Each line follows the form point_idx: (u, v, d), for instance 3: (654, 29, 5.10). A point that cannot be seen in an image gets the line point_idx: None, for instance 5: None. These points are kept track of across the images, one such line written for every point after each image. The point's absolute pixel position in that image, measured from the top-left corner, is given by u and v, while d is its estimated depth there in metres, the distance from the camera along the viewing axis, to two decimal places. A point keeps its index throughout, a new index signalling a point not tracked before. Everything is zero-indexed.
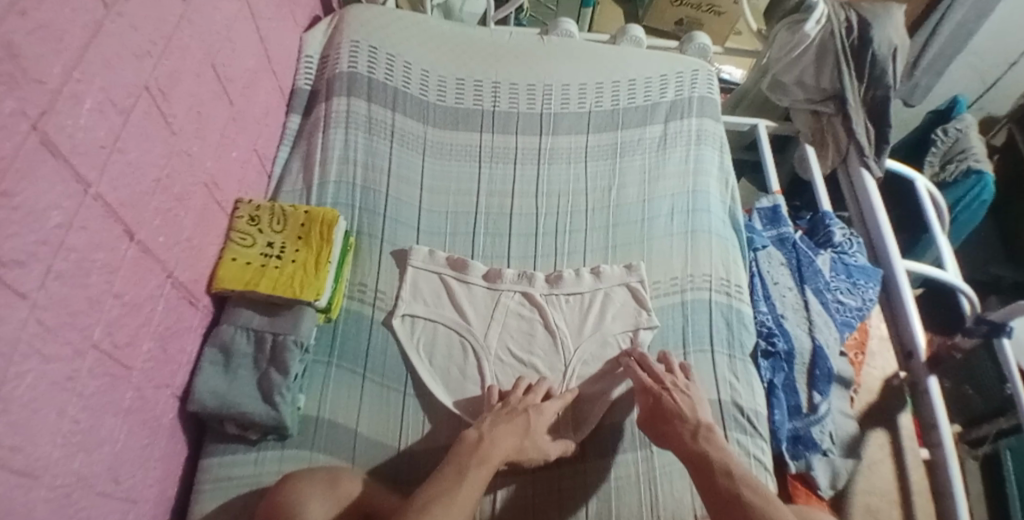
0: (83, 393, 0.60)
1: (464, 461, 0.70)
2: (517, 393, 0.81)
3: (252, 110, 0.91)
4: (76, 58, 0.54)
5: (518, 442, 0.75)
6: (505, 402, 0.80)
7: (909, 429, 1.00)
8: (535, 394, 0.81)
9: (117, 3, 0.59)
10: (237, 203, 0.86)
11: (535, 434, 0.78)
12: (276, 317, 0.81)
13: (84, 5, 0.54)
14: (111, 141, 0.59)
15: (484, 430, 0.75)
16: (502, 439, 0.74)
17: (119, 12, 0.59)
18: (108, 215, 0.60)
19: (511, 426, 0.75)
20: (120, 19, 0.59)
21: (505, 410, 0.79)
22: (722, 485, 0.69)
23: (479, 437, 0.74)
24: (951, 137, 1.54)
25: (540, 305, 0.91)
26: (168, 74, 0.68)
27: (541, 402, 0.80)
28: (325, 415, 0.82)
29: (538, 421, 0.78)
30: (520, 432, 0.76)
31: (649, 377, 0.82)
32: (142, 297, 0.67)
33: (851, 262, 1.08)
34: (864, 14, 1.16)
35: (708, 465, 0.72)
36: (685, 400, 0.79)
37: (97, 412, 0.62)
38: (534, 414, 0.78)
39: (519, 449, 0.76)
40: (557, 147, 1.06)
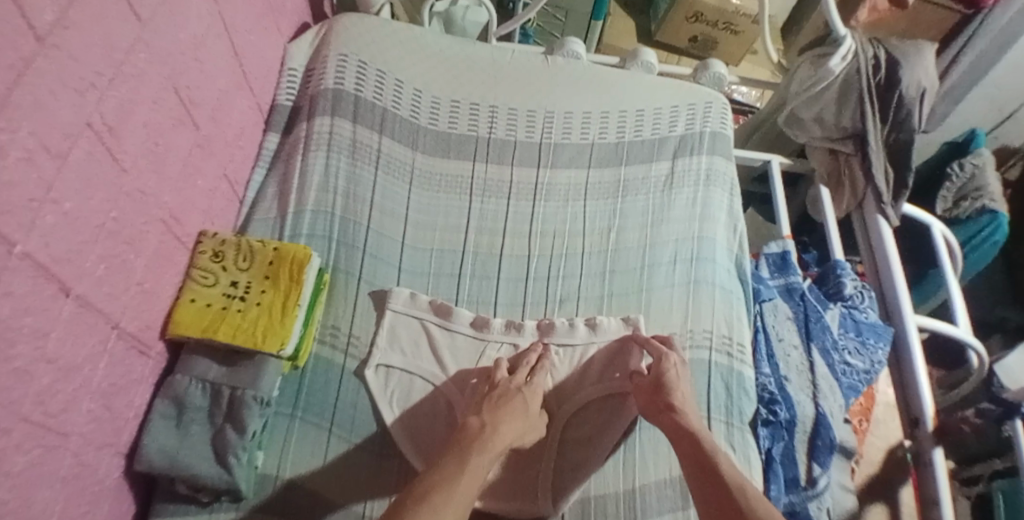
0: (11, 472, 0.52)
1: (464, 451, 0.67)
2: (503, 371, 0.79)
3: (222, 132, 0.83)
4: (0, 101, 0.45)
5: (520, 428, 0.73)
6: (493, 383, 0.78)
7: (910, 506, 0.97)
8: (524, 370, 0.80)
9: (54, 33, 0.50)
10: (201, 236, 0.79)
11: (532, 417, 0.76)
12: (235, 368, 0.75)
13: (13, 42, 0.46)
14: (43, 192, 0.51)
15: (486, 418, 0.72)
16: (504, 424, 0.71)
17: (55, 44, 0.51)
18: (39, 275, 0.52)
19: (511, 410, 0.74)
20: (56, 52, 0.51)
21: (496, 397, 0.75)
22: (725, 464, 0.67)
23: (481, 425, 0.71)
24: (967, 173, 1.44)
25: (521, 354, 0.83)
26: (116, 107, 0.60)
27: (530, 381, 0.79)
28: (285, 474, 0.75)
29: (531, 399, 0.77)
30: (519, 414, 0.74)
31: (666, 348, 0.81)
32: (80, 358, 0.60)
33: (862, 318, 1.01)
34: (893, 51, 1.08)
35: (709, 451, 0.69)
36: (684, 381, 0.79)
37: (30, 488, 0.55)
38: (528, 395, 0.77)
39: (523, 433, 0.74)
40: (555, 183, 0.99)
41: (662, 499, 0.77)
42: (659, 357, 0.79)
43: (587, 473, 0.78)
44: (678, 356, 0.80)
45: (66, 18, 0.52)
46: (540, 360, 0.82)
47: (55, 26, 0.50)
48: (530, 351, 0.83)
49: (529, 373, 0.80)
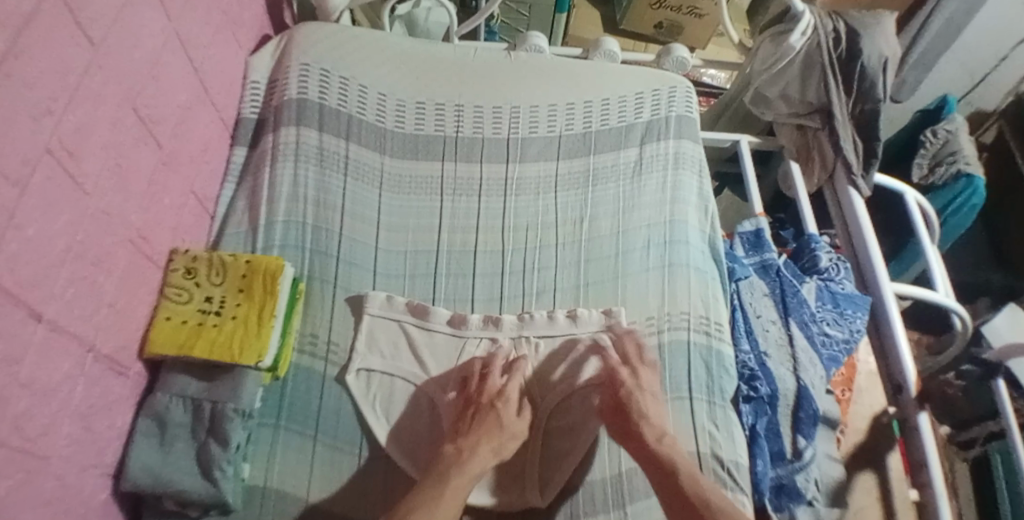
0: None
1: (445, 473, 0.70)
2: (477, 383, 0.80)
3: (186, 149, 0.84)
4: None
5: (493, 448, 0.74)
6: (468, 399, 0.79)
7: (898, 470, 0.95)
8: (499, 377, 0.81)
9: (7, 61, 0.51)
10: (173, 254, 0.79)
11: (509, 428, 0.77)
12: (214, 382, 0.75)
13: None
14: (6, 219, 0.52)
15: (462, 444, 0.74)
16: (479, 445, 0.73)
17: (7, 72, 0.51)
18: (8, 301, 0.52)
19: (484, 430, 0.75)
20: (9, 80, 0.51)
21: (472, 416, 0.77)
22: (686, 477, 0.70)
23: (457, 450, 0.73)
24: (940, 139, 1.44)
25: (489, 357, 0.83)
26: (75, 130, 0.60)
27: (502, 390, 0.79)
28: (273, 485, 0.75)
29: (506, 411, 0.77)
30: (494, 431, 0.75)
31: (625, 368, 0.80)
32: (55, 382, 0.60)
33: (838, 290, 1.02)
34: (853, 23, 1.10)
35: (672, 468, 0.71)
36: (651, 401, 0.78)
37: (16, 513, 0.55)
38: (500, 409, 0.77)
39: (500, 447, 0.75)
40: (525, 177, 1.00)
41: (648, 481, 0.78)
42: (616, 377, 0.79)
43: (572, 461, 0.79)
44: (631, 368, 0.81)
45: (18, 45, 0.52)
46: (512, 367, 0.82)
47: (7, 55, 0.51)
48: (498, 358, 0.83)
49: (505, 379, 0.81)
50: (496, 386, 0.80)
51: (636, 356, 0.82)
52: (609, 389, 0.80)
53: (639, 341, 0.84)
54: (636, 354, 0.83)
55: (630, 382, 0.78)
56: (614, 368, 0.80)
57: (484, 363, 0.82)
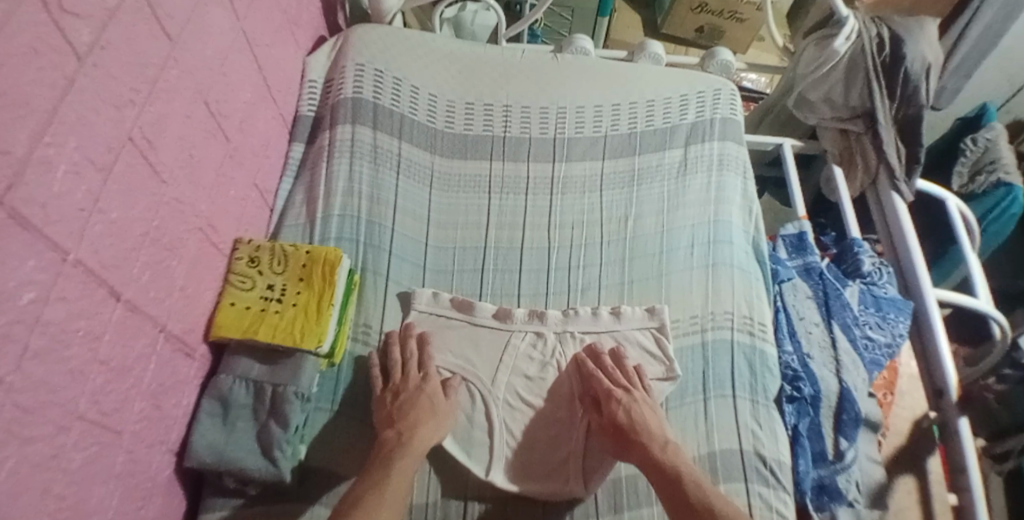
0: (68, 468, 0.56)
1: (389, 456, 0.72)
2: (398, 375, 0.82)
3: (250, 144, 0.87)
4: (45, 121, 0.49)
5: (434, 426, 0.77)
6: (394, 391, 0.80)
7: (938, 473, 0.95)
8: (413, 367, 0.82)
9: (93, 52, 0.55)
10: (237, 243, 0.83)
11: (441, 409, 0.79)
12: (276, 365, 0.78)
13: (53, 61, 0.50)
14: (91, 203, 0.55)
15: (402, 427, 0.75)
16: (420, 426, 0.76)
17: (94, 63, 0.55)
18: (90, 280, 0.56)
19: (420, 412, 0.77)
20: (95, 71, 0.55)
21: (402, 403, 0.78)
22: (687, 476, 0.71)
23: (397, 434, 0.75)
24: (981, 147, 1.42)
25: (402, 343, 0.86)
26: (153, 121, 0.64)
27: (426, 377, 0.82)
28: (326, 467, 0.79)
29: (434, 392, 0.80)
30: (427, 414, 0.77)
31: (617, 387, 0.81)
32: (130, 359, 0.63)
33: (881, 294, 1.03)
34: (896, 29, 1.10)
35: (675, 475, 0.71)
36: (650, 412, 0.79)
37: (87, 482, 0.59)
38: (432, 394, 0.80)
39: (438, 428, 0.77)
40: (571, 176, 1.02)
41: None
42: (605, 396, 0.80)
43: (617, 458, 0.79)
44: (625, 387, 0.81)
45: (102, 38, 0.56)
46: (424, 350, 0.85)
47: (93, 46, 0.55)
48: (410, 342, 0.85)
49: (423, 367, 0.83)
50: (419, 372, 0.82)
51: (616, 371, 0.83)
52: (595, 410, 0.82)
53: (627, 365, 0.84)
54: (624, 376, 0.83)
55: (622, 400, 0.79)
56: (597, 387, 0.82)
57: (401, 356, 0.84)
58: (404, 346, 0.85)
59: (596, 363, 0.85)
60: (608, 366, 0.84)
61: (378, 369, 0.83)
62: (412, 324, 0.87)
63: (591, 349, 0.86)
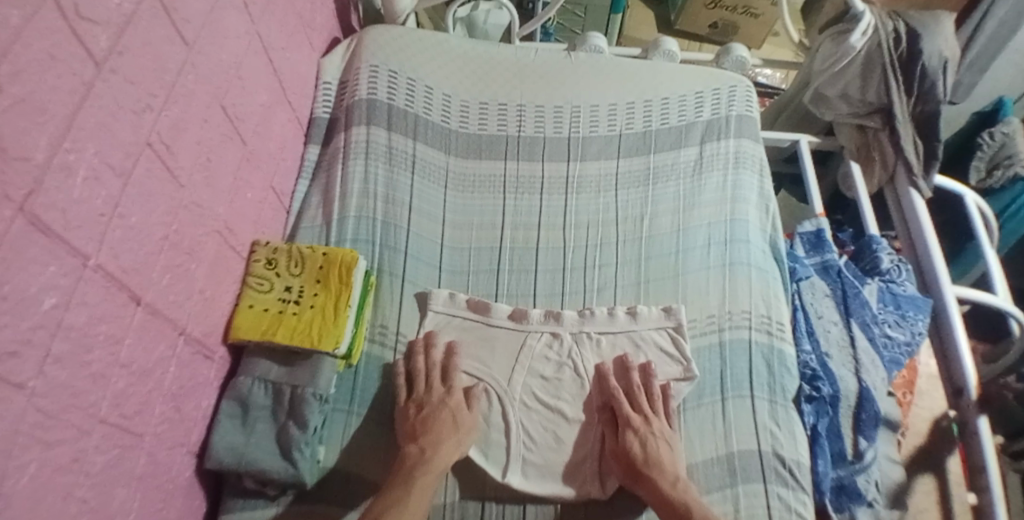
0: (90, 471, 0.57)
1: (410, 474, 0.74)
2: (419, 388, 0.82)
3: (266, 146, 0.88)
4: (64, 127, 0.49)
5: (455, 441, 0.78)
6: (417, 404, 0.81)
7: (957, 474, 0.93)
8: (438, 381, 0.83)
9: (110, 58, 0.55)
10: (255, 245, 0.84)
11: (464, 424, 0.80)
12: (294, 367, 0.79)
13: (71, 68, 0.50)
14: (111, 207, 0.56)
15: (425, 443, 0.76)
16: (443, 443, 0.76)
17: (112, 69, 0.55)
18: (111, 285, 0.57)
19: (441, 426, 0.78)
20: (113, 76, 0.55)
21: (424, 416, 0.79)
22: (698, 512, 0.72)
23: (420, 450, 0.76)
24: (997, 142, 1.37)
25: (429, 353, 0.86)
26: (171, 126, 0.64)
27: (451, 389, 0.82)
28: (345, 468, 0.79)
29: (460, 410, 0.81)
30: (449, 429, 0.78)
31: (637, 414, 0.80)
32: (151, 362, 0.64)
33: (900, 291, 1.01)
34: (912, 23, 1.08)
35: (686, 512, 0.72)
36: (665, 445, 0.79)
37: (109, 484, 0.59)
38: (456, 407, 0.81)
39: (462, 441, 0.79)
40: (586, 175, 1.01)
41: (709, 477, 0.81)
42: (623, 421, 0.80)
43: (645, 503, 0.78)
44: (643, 413, 0.81)
45: (119, 44, 0.56)
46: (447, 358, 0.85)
47: (110, 52, 0.55)
48: (433, 351, 0.85)
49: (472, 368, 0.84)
50: (443, 386, 0.83)
51: (642, 392, 0.83)
52: (612, 425, 0.82)
53: (652, 388, 0.84)
54: (648, 401, 0.83)
55: (638, 431, 0.79)
56: (618, 407, 0.82)
57: (424, 366, 0.84)
58: (417, 356, 0.85)
59: (626, 385, 0.84)
60: (636, 385, 0.84)
61: (402, 377, 0.84)
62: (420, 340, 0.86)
63: (623, 360, 0.87)
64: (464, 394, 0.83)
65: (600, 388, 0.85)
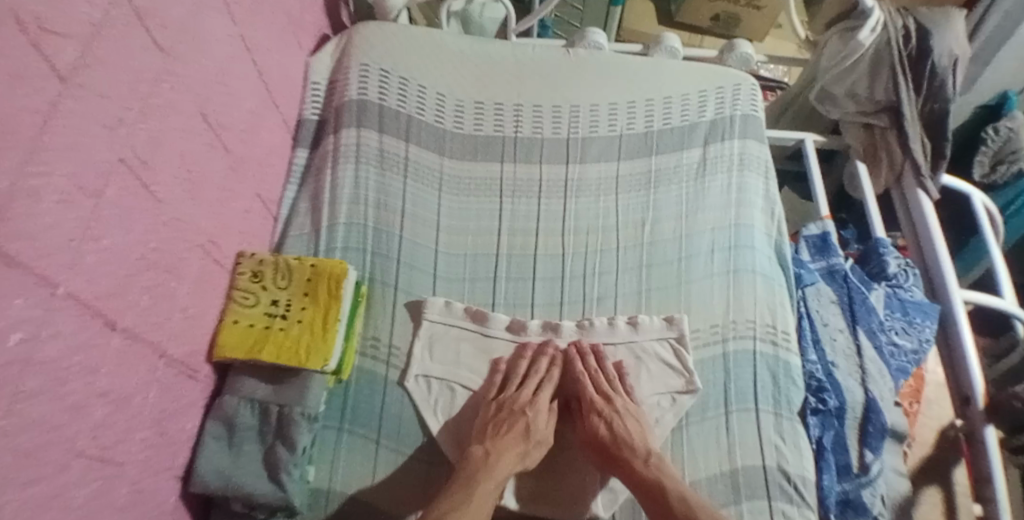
0: (71, 507, 0.53)
1: (471, 480, 0.72)
2: (510, 388, 0.82)
3: (253, 154, 0.84)
4: (31, 148, 0.46)
5: (519, 453, 0.76)
6: (500, 402, 0.81)
7: (963, 485, 0.92)
8: (530, 385, 0.82)
9: (78, 72, 0.51)
10: (239, 257, 0.80)
11: (536, 435, 0.78)
12: (282, 386, 0.76)
13: (36, 85, 0.46)
14: (82, 231, 0.52)
15: (490, 446, 0.75)
16: (508, 449, 0.75)
17: (80, 83, 0.51)
18: (84, 313, 0.53)
19: (512, 436, 0.76)
20: (82, 91, 0.51)
21: (502, 420, 0.78)
22: (672, 490, 0.72)
23: (484, 453, 0.75)
24: (1002, 137, 1.31)
25: (535, 359, 0.85)
26: (147, 139, 0.60)
27: (535, 397, 0.81)
28: (337, 487, 0.76)
29: (534, 419, 0.79)
30: (517, 440, 0.76)
31: (597, 395, 0.81)
32: (131, 388, 0.61)
33: (907, 297, 0.98)
34: (923, 20, 1.04)
35: (660, 491, 0.72)
36: (632, 422, 0.79)
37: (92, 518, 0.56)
38: (531, 417, 0.79)
39: (525, 456, 0.76)
40: (585, 178, 0.98)
41: (714, 492, 0.78)
42: (586, 403, 0.81)
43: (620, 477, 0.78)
44: (604, 394, 0.81)
45: (88, 56, 0.52)
46: (550, 371, 0.84)
47: (77, 65, 0.51)
48: (543, 360, 0.84)
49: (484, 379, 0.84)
50: (533, 393, 0.82)
51: (597, 372, 0.84)
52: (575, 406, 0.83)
53: (610, 369, 0.84)
54: (608, 381, 0.83)
55: (602, 412, 0.79)
56: (581, 391, 0.83)
57: (525, 368, 0.84)
58: (522, 359, 0.85)
59: (585, 362, 0.85)
60: (592, 368, 0.84)
61: (503, 371, 0.84)
62: (497, 360, 0.85)
63: (576, 346, 0.86)
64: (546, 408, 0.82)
65: (571, 371, 0.86)
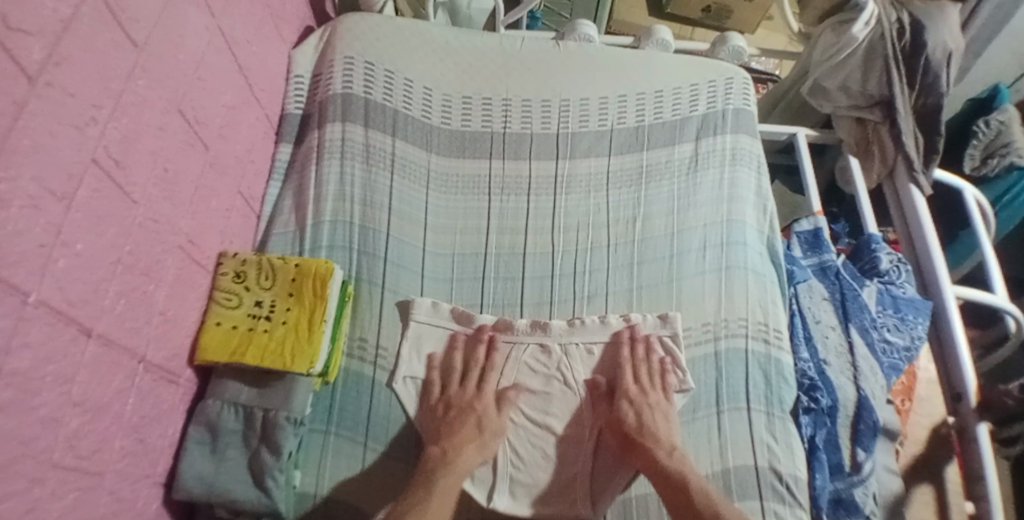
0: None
1: (430, 475, 0.71)
2: (454, 385, 0.81)
3: (233, 150, 0.81)
4: None
5: (477, 446, 0.75)
6: (447, 403, 0.79)
7: (956, 483, 0.92)
8: (473, 380, 0.81)
9: (46, 71, 0.48)
10: (221, 257, 0.78)
11: (490, 427, 0.77)
12: (267, 389, 0.74)
13: (2, 85, 0.43)
14: (53, 235, 0.50)
15: (446, 445, 0.74)
16: (466, 449, 0.74)
17: (48, 82, 0.48)
18: (56, 321, 0.51)
19: (465, 431, 0.75)
20: (50, 90, 0.49)
21: (453, 418, 0.77)
22: (694, 484, 0.70)
23: (441, 452, 0.73)
24: (993, 130, 1.31)
25: (470, 349, 0.84)
26: (120, 138, 0.58)
27: (480, 390, 0.80)
28: (322, 492, 0.75)
29: (484, 411, 0.78)
30: (472, 432, 0.75)
31: (634, 385, 0.80)
32: (108, 396, 0.59)
33: (899, 294, 0.97)
34: (917, 14, 1.03)
35: (681, 482, 0.70)
36: (660, 417, 0.78)
37: None
38: (482, 411, 0.78)
39: (483, 449, 0.75)
40: (575, 174, 0.96)
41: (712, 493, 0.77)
42: (620, 391, 0.80)
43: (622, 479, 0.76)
44: (641, 385, 0.80)
45: (57, 53, 0.49)
46: (490, 356, 0.83)
47: (45, 64, 0.48)
48: (479, 347, 0.83)
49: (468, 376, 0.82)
50: (476, 386, 0.81)
51: (642, 362, 0.82)
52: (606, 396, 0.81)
53: (655, 360, 0.83)
54: (647, 373, 0.82)
55: (633, 400, 0.78)
56: (619, 380, 0.81)
57: (461, 363, 0.83)
58: (454, 353, 0.84)
59: (631, 351, 0.83)
60: (639, 358, 0.82)
61: (438, 371, 0.83)
62: (434, 354, 0.84)
63: (631, 331, 0.84)
64: (495, 396, 0.80)
65: (613, 360, 0.84)
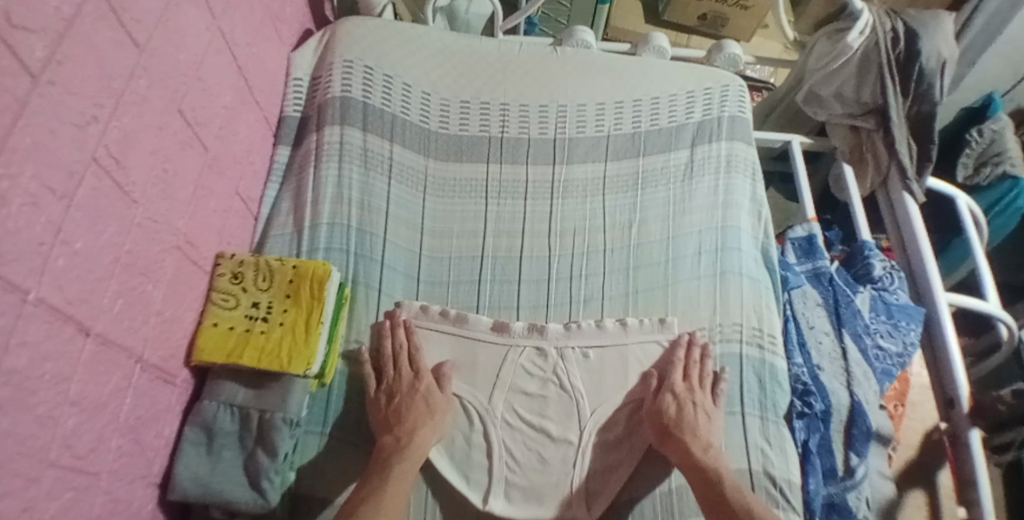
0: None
1: (388, 459, 0.72)
2: (389, 371, 0.81)
3: (231, 151, 0.82)
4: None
5: (432, 425, 0.76)
6: (390, 393, 0.79)
7: (947, 487, 0.93)
8: (406, 363, 0.81)
9: (48, 69, 0.48)
10: (219, 258, 0.78)
11: (437, 406, 0.78)
12: (263, 391, 0.74)
13: (3, 83, 0.44)
14: (52, 234, 0.50)
15: (400, 431, 0.75)
16: (421, 430, 0.75)
17: (50, 81, 0.49)
18: (55, 320, 0.51)
19: (416, 414, 0.76)
20: (52, 88, 0.49)
21: (398, 405, 0.77)
22: (728, 481, 0.70)
23: (396, 439, 0.74)
24: (986, 138, 1.33)
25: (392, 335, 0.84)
26: (120, 137, 0.58)
27: (419, 373, 0.80)
28: (314, 492, 0.75)
29: (431, 392, 0.79)
30: (424, 414, 0.77)
31: (682, 382, 0.79)
32: (104, 395, 0.59)
33: (892, 300, 0.98)
34: (911, 23, 1.04)
35: (716, 479, 0.70)
36: (702, 416, 0.77)
37: None
38: (427, 391, 0.79)
39: (437, 428, 0.77)
40: (571, 180, 0.97)
41: None
42: (665, 384, 0.80)
43: (621, 476, 0.77)
44: (689, 382, 0.80)
45: (59, 52, 0.50)
46: (416, 339, 0.83)
47: (48, 62, 0.48)
48: (397, 332, 0.83)
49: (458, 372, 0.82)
50: (414, 369, 0.81)
51: (696, 363, 0.82)
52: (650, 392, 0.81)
53: (704, 362, 0.82)
54: (698, 370, 0.81)
55: (678, 395, 0.78)
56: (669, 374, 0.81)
57: (394, 347, 0.82)
58: (388, 339, 0.83)
59: (686, 353, 0.83)
60: (693, 358, 0.82)
61: (372, 362, 0.82)
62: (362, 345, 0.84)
63: (692, 336, 0.84)
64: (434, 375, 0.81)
65: (669, 358, 0.83)
